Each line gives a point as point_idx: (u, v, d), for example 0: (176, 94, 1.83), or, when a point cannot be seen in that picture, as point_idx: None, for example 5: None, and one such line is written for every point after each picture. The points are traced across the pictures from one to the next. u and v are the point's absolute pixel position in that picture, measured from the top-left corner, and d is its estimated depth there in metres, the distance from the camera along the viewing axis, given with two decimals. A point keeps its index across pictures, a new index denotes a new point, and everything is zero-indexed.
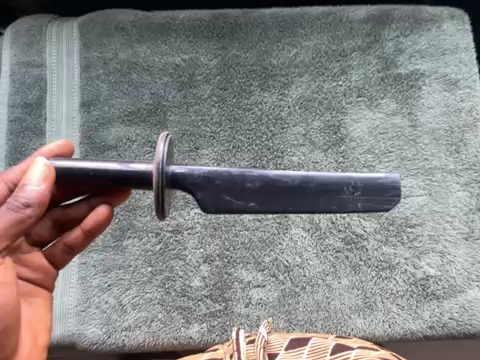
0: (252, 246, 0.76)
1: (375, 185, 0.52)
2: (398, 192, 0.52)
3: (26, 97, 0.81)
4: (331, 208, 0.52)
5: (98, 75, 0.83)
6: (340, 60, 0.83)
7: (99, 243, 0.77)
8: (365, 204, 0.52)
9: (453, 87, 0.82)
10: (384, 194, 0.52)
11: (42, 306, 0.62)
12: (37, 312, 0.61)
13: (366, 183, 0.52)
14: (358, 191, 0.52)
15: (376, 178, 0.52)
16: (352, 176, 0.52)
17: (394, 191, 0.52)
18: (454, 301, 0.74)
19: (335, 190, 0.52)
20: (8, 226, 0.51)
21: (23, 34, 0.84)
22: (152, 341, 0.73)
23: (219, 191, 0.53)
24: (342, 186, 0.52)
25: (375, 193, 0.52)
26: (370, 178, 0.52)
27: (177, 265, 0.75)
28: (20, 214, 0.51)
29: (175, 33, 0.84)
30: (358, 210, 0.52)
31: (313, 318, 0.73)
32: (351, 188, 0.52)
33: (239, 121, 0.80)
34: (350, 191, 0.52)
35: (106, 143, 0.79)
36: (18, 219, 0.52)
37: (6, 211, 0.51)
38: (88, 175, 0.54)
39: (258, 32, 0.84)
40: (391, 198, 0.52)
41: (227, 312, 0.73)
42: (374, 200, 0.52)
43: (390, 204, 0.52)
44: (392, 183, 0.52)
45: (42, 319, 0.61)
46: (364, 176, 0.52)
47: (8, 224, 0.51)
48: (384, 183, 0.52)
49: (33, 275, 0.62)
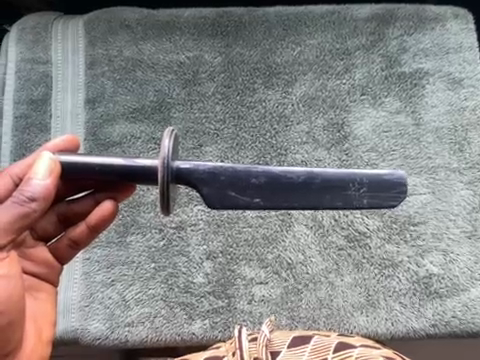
0: (255, 243, 0.76)
1: (380, 182, 0.53)
2: (404, 188, 0.53)
3: (32, 94, 0.82)
4: (336, 204, 0.53)
5: (103, 72, 0.83)
6: (344, 59, 0.83)
7: (103, 239, 0.77)
8: (371, 201, 0.53)
9: (457, 86, 0.82)
10: (391, 190, 0.53)
11: (47, 301, 0.62)
12: (42, 306, 0.62)
13: (372, 180, 0.52)
14: (363, 187, 0.52)
15: (382, 174, 0.53)
16: (358, 173, 0.53)
17: (401, 188, 0.53)
18: (457, 299, 0.74)
19: (340, 187, 0.53)
20: (12, 219, 0.53)
21: (28, 31, 0.85)
22: (156, 337, 0.73)
23: (224, 187, 0.53)
24: (348, 182, 0.53)
25: (380, 190, 0.53)
26: (376, 174, 0.53)
27: (180, 261, 0.76)
28: (25, 207, 0.53)
29: (179, 31, 0.85)
30: (363, 207, 0.53)
31: (315, 315, 0.74)
32: (356, 184, 0.53)
33: (243, 118, 0.80)
34: (355, 188, 0.53)
35: (110, 140, 0.80)
36: (23, 213, 0.53)
37: (10, 205, 0.53)
38: (93, 170, 0.54)
39: (263, 30, 0.85)
40: (396, 194, 0.53)
41: (230, 309, 0.74)
42: (379, 197, 0.53)
43: (396, 200, 0.53)
44: (398, 180, 0.53)
45: (47, 314, 0.61)
46: (369, 173, 0.53)
47: (12, 217, 0.53)
48: (390, 179, 0.53)
49: (37, 269, 0.62)
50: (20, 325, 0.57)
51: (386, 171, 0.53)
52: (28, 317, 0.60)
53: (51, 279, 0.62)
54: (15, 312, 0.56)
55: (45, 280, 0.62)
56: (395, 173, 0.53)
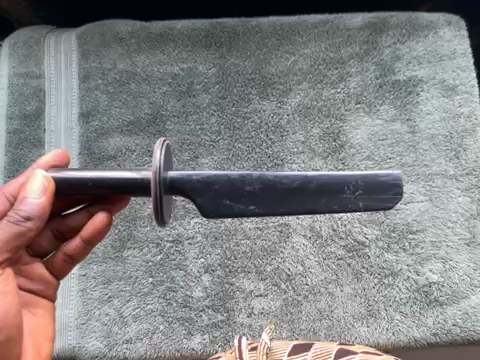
0: (254, 255, 0.75)
1: (376, 184, 0.52)
2: (402, 189, 0.52)
3: (25, 108, 0.81)
4: (332, 208, 0.53)
5: (97, 86, 0.82)
6: (338, 68, 0.83)
7: (99, 254, 0.76)
8: (366, 204, 0.52)
9: (451, 92, 0.82)
10: (388, 192, 0.52)
11: (45, 315, 0.61)
12: (40, 321, 0.61)
13: (368, 182, 0.52)
14: (359, 190, 0.52)
15: (378, 175, 0.52)
16: (354, 175, 0.52)
17: (398, 189, 0.52)
18: (457, 307, 0.74)
19: (336, 190, 0.52)
20: (7, 238, 0.52)
21: (21, 45, 0.84)
22: (155, 354, 0.72)
23: (219, 196, 0.53)
24: (344, 186, 0.52)
25: (377, 192, 0.52)
26: (372, 176, 0.52)
27: (177, 275, 0.75)
28: (20, 227, 0.53)
29: (173, 43, 0.84)
30: (360, 210, 0.52)
31: (316, 327, 0.73)
32: (352, 187, 0.52)
33: (239, 129, 0.80)
34: (351, 191, 0.52)
35: (105, 153, 0.79)
36: (19, 232, 0.53)
37: (6, 223, 0.52)
38: (87, 185, 0.54)
39: (256, 40, 0.84)
40: (394, 196, 0.52)
41: (230, 323, 0.73)
42: (375, 199, 0.52)
43: (392, 202, 0.52)
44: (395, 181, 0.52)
45: (44, 329, 0.60)
46: (365, 175, 0.52)
47: (7, 235, 0.52)
48: (386, 180, 0.52)
49: (33, 284, 0.61)
50: (19, 341, 0.56)
51: (383, 172, 0.52)
52: (27, 333, 0.58)
53: (48, 294, 0.62)
54: (12, 328, 0.54)
55: (41, 295, 0.61)
56: (392, 175, 0.52)
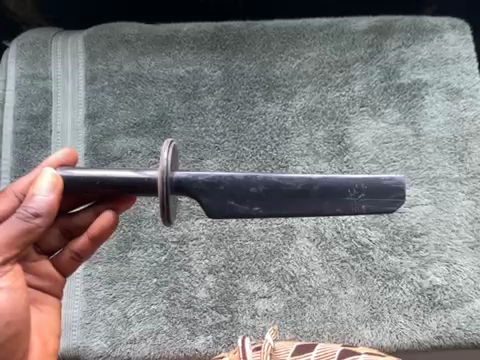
0: (258, 257, 0.76)
1: (378, 187, 0.52)
2: (403, 193, 0.52)
3: (32, 109, 0.82)
4: (335, 210, 0.53)
5: (103, 88, 0.83)
6: (343, 71, 0.83)
7: (104, 255, 0.77)
8: (369, 206, 0.52)
9: (456, 96, 0.82)
10: (389, 195, 0.52)
11: (52, 311, 0.61)
12: (47, 317, 0.61)
13: (370, 185, 0.52)
14: (362, 193, 0.52)
15: (380, 179, 0.53)
16: (356, 179, 0.53)
17: (399, 192, 0.52)
18: (461, 310, 0.74)
19: (339, 193, 0.53)
20: (16, 234, 0.53)
21: (28, 47, 0.84)
22: (158, 354, 0.72)
23: (224, 197, 0.53)
24: (347, 188, 0.52)
25: (379, 195, 0.52)
26: (375, 179, 0.53)
27: (182, 276, 0.75)
28: (30, 222, 0.53)
29: (179, 45, 0.85)
30: (362, 212, 0.52)
31: (319, 329, 0.73)
32: (355, 190, 0.52)
33: (244, 131, 0.81)
34: (354, 193, 0.52)
35: (111, 154, 0.80)
36: (26, 227, 0.53)
37: (14, 219, 0.53)
38: (95, 184, 0.54)
39: (262, 43, 0.85)
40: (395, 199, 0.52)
41: (233, 324, 0.73)
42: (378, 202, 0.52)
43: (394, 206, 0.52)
44: (396, 185, 0.52)
45: (53, 325, 0.61)
46: (368, 178, 0.53)
47: (17, 231, 0.53)
48: (388, 184, 0.53)
49: (41, 281, 0.61)
50: (27, 336, 0.56)
51: (385, 176, 0.53)
52: (34, 328, 0.59)
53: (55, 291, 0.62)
54: (21, 323, 0.55)
55: (49, 292, 0.62)
56: (394, 178, 0.52)
